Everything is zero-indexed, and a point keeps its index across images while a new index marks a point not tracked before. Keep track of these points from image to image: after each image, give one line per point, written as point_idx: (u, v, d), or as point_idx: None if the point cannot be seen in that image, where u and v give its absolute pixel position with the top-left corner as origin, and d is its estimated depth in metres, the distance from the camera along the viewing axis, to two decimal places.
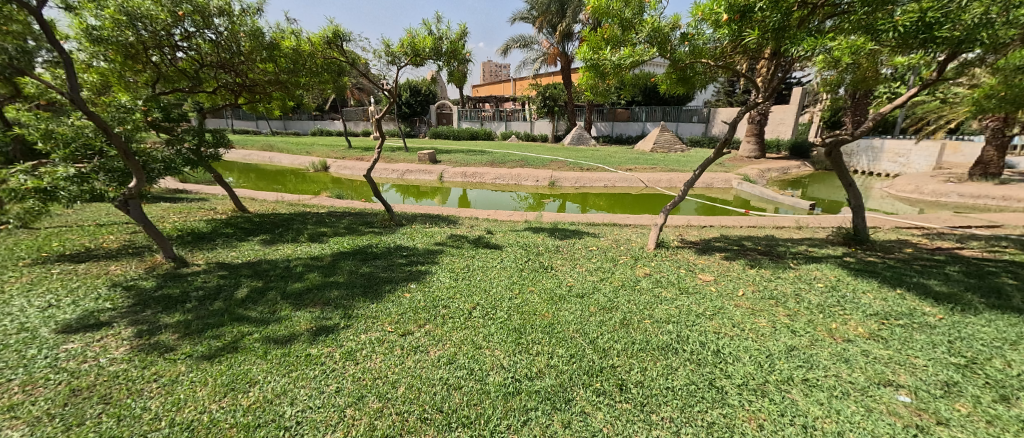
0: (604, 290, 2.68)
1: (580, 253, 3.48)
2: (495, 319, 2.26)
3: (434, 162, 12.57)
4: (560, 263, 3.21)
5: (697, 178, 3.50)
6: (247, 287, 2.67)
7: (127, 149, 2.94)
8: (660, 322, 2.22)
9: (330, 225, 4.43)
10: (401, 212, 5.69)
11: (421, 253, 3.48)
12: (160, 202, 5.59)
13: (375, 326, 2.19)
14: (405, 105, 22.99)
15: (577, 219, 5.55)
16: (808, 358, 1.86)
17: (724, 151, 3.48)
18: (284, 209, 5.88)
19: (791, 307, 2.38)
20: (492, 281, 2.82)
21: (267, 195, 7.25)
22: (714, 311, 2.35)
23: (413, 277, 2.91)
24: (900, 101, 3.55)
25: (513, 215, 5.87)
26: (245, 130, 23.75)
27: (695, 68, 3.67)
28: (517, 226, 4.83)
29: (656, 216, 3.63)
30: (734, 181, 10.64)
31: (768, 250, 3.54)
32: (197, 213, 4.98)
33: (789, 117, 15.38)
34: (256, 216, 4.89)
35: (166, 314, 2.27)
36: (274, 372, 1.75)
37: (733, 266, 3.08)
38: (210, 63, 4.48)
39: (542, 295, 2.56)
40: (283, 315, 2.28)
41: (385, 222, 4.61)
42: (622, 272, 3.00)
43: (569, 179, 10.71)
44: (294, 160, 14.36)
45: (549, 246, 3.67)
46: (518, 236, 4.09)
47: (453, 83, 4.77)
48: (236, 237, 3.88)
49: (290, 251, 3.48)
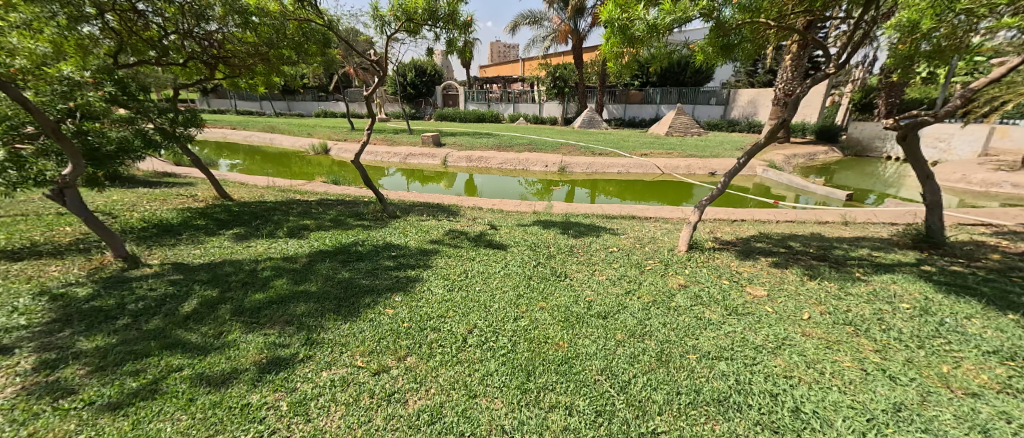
0: (632, 308, 2.16)
1: (600, 255, 2.96)
2: (494, 351, 1.77)
3: (437, 146, 11.99)
4: (576, 268, 2.71)
5: (741, 169, 2.89)
6: (197, 298, 2.20)
7: (59, 129, 2.41)
8: (710, 359, 1.70)
9: (315, 217, 3.96)
10: (397, 201, 5.22)
11: (412, 252, 3.00)
12: (137, 187, 5.15)
13: (342, 357, 1.72)
14: (410, 86, 22.22)
15: (592, 211, 5.03)
16: (929, 425, 1.34)
17: (780, 134, 2.78)
18: (271, 196, 5.42)
19: (877, 338, 1.84)
20: (494, 292, 2.33)
21: (258, 180, 6.79)
22: (778, 342, 1.82)
23: (398, 286, 2.42)
24: (1000, 73, 2.86)
25: (521, 204, 5.38)
26: (249, 111, 23.35)
27: (742, 34, 3.05)
28: (525, 220, 4.31)
29: (690, 213, 3.05)
30: (758, 168, 9.85)
31: (823, 255, 2.97)
32: (173, 200, 4.54)
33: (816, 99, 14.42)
34: (236, 205, 4.45)
35: (85, 337, 1.82)
36: (191, 435, 1.29)
37: (788, 277, 2.52)
38: (177, 31, 3.99)
39: (554, 315, 2.07)
40: (230, 340, 1.81)
41: (377, 213, 4.11)
42: (651, 282, 2.48)
43: (580, 165, 10.08)
44: (295, 142, 13.89)
45: (562, 246, 3.15)
46: (526, 232, 3.58)
47: (453, 54, 4.18)
48: (206, 230, 3.42)
49: (263, 249, 3.01)
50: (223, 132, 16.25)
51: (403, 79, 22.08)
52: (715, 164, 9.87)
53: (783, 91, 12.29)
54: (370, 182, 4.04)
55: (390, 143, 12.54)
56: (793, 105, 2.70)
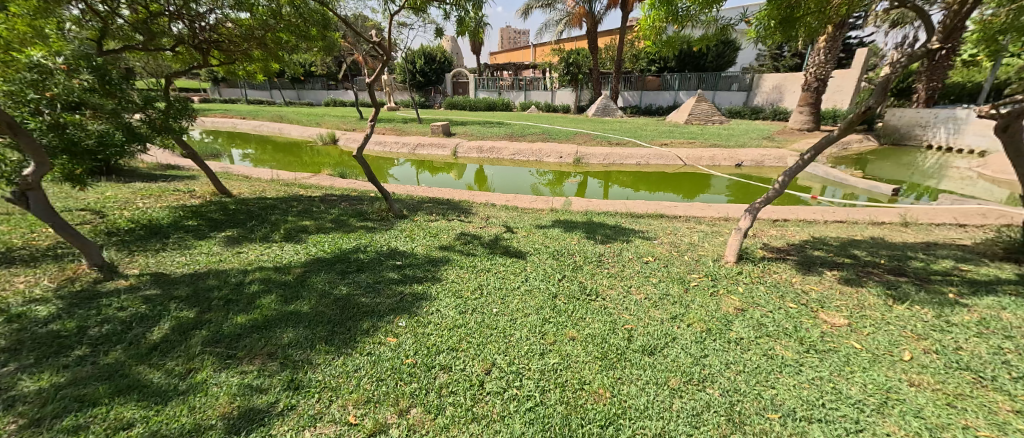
0: (683, 340, 1.78)
1: (634, 267, 2.57)
2: (519, 402, 1.42)
3: (448, 136, 11.60)
4: (608, 283, 2.33)
5: (806, 166, 2.47)
6: (170, 322, 1.88)
7: (15, 121, 2.09)
8: (799, 423, 1.32)
9: (316, 216, 3.64)
10: (405, 198, 4.88)
11: (420, 261, 2.65)
12: (134, 182, 4.90)
13: (331, 410, 1.38)
14: (419, 73, 21.75)
15: (614, 208, 4.65)
16: None
17: (860, 125, 2.32)
18: (273, 191, 5.14)
19: (1013, 392, 1.42)
20: (514, 317, 1.97)
21: (263, 173, 6.52)
22: (880, 396, 1.43)
23: (403, 307, 2.09)
24: None
25: (537, 200, 5.03)
26: (259, 100, 23.19)
27: (807, 4, 2.56)
28: (544, 220, 3.93)
29: (741, 218, 2.60)
30: (790, 159, 9.02)
31: (899, 269, 2.53)
32: (168, 197, 4.26)
33: (849, 84, 13.71)
34: (234, 202, 4.15)
35: (28, 375, 1.51)
36: None
37: (867, 300, 2.10)
38: (162, 12, 3.63)
39: (588, 349, 1.71)
40: (199, 381, 1.49)
41: (382, 212, 3.78)
42: (700, 304, 2.09)
43: (597, 156, 9.56)
44: (303, 131, 13.64)
45: (589, 254, 2.77)
46: (546, 236, 3.20)
47: (464, 36, 3.78)
48: (197, 233, 3.12)
49: (256, 256, 2.70)
50: (233, 122, 16.11)
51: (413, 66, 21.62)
52: (742, 154, 9.25)
53: (814, 75, 11.52)
54: (374, 178, 3.69)
55: (399, 133, 12.20)
56: (880, 90, 2.25)
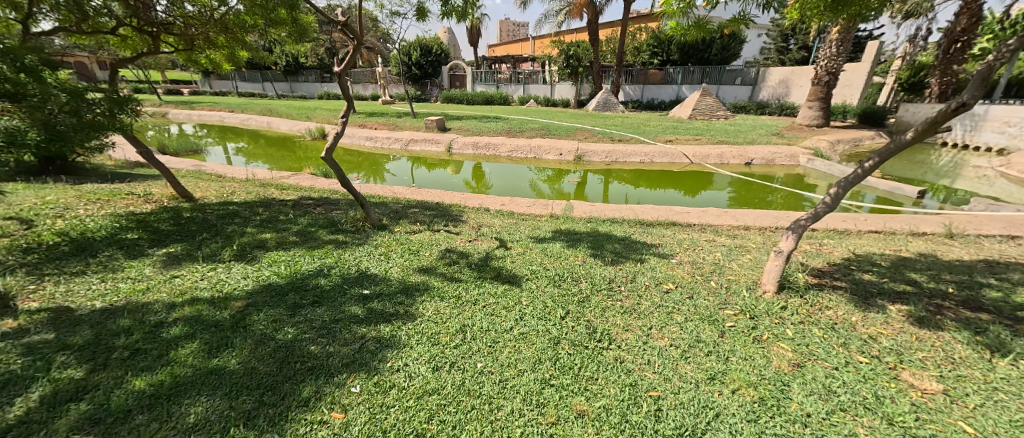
0: (733, 418, 1.32)
1: (654, 299, 2.09)
2: None
3: (442, 131, 11.07)
4: (622, 324, 1.87)
5: (865, 176, 1.98)
6: (43, 388, 1.41)
7: None
8: None
9: (280, 228, 3.16)
10: (390, 202, 4.43)
11: (391, 290, 2.17)
12: (86, 183, 4.39)
13: None
14: (415, 66, 21.12)
15: (622, 215, 4.19)
16: None
17: (941, 128, 1.81)
18: (244, 193, 4.65)
19: None
20: (504, 378, 1.51)
21: (237, 172, 6.01)
22: None
23: (361, 360, 1.61)
24: None
25: (535, 204, 4.57)
26: (251, 92, 22.59)
27: None
28: (542, 230, 3.45)
29: (784, 240, 2.10)
30: (802, 157, 8.51)
31: (976, 303, 2.07)
32: (119, 202, 3.77)
33: (858, 78, 13.28)
34: (193, 209, 3.67)
35: None
36: None
37: (956, 351, 1.63)
38: None
39: (603, 434, 1.26)
40: None
41: (357, 222, 3.28)
42: (744, 356, 1.62)
43: (598, 153, 9.05)
44: (292, 125, 13.07)
45: (597, 279, 2.31)
46: (545, 253, 2.74)
47: (449, 18, 3.32)
48: (134, 250, 2.64)
49: (192, 283, 2.22)
50: (220, 116, 15.51)
51: (408, 58, 21.05)
52: (751, 152, 8.76)
53: (824, 69, 11.00)
54: (346, 182, 3.18)
55: (391, 127, 11.65)
56: (979, 81, 1.69)
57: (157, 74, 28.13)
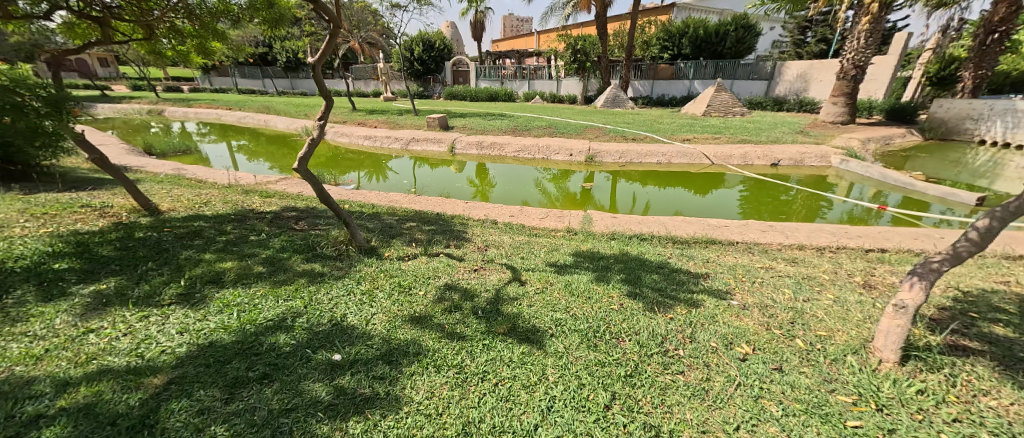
0: None
1: (730, 372, 1.52)
2: None
3: (445, 130, 10.49)
4: (696, 420, 1.30)
5: None
6: None
7: None
8: None
9: (245, 253, 2.61)
10: (384, 213, 3.88)
11: (370, 355, 1.61)
12: (39, 192, 3.87)
13: None
14: (417, 62, 20.54)
15: (651, 230, 3.61)
16: None
17: None
18: (219, 202, 4.12)
19: None
20: None
21: (219, 177, 5.47)
22: None
23: None
24: None
25: (549, 216, 4.00)
26: (251, 89, 22.04)
27: None
28: (560, 253, 2.87)
29: (911, 293, 1.48)
30: (834, 157, 7.83)
31: None
32: (67, 217, 3.23)
33: (885, 72, 12.52)
34: (152, 225, 3.14)
35: None
36: None
37: None
38: None
39: None
40: None
41: (339, 245, 2.73)
42: None
43: (611, 153, 8.41)
44: (289, 123, 12.54)
45: (645, 339, 1.72)
46: (571, 291, 2.16)
47: None
48: (54, 287, 2.10)
49: (108, 344, 1.67)
50: (217, 113, 15.03)
51: (410, 54, 20.46)
52: (777, 152, 8.08)
53: (851, 62, 10.23)
54: (324, 197, 2.61)
55: (391, 126, 11.09)
56: None
57: (157, 71, 27.69)
